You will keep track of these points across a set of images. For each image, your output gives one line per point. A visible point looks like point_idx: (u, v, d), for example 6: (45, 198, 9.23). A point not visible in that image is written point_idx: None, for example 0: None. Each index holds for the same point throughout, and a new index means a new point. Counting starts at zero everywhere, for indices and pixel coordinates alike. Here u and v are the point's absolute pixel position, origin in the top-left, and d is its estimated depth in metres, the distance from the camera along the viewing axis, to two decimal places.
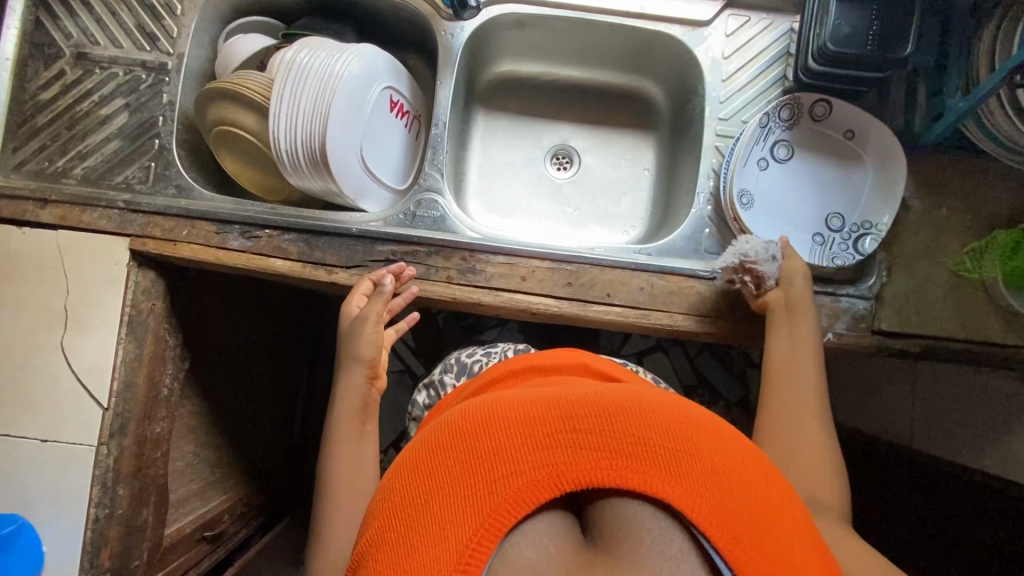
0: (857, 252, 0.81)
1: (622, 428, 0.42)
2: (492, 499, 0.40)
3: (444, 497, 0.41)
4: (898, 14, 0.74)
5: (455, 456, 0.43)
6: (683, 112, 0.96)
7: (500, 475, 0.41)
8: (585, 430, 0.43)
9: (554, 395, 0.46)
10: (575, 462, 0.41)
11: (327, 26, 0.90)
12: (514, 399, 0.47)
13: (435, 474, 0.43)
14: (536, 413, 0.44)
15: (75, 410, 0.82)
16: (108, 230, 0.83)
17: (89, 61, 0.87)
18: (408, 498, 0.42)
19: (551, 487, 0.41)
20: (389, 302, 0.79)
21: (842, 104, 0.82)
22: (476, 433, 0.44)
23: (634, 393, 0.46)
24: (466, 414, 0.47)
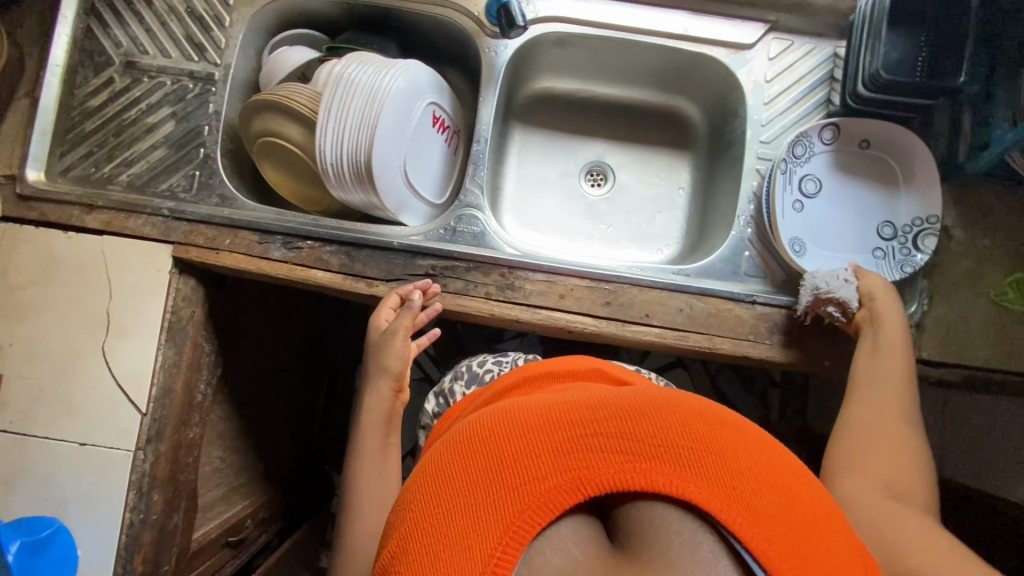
0: (922, 251, 0.79)
1: (644, 429, 0.41)
2: (515, 506, 0.39)
3: (465, 504, 0.41)
4: (947, 44, 0.73)
5: (476, 462, 0.43)
6: (721, 133, 0.96)
7: (521, 480, 0.40)
8: (606, 433, 0.42)
9: (572, 400, 0.46)
10: (596, 464, 0.41)
11: (371, 40, 0.91)
12: (532, 405, 0.46)
13: (456, 480, 0.42)
14: (555, 418, 0.43)
15: (114, 414, 0.82)
16: (152, 237, 0.84)
17: (137, 70, 0.88)
18: (428, 506, 0.42)
19: (572, 491, 0.40)
20: (418, 317, 0.79)
21: (900, 130, 0.81)
22: (497, 440, 0.43)
23: (653, 392, 0.45)
24: (485, 423, 0.46)
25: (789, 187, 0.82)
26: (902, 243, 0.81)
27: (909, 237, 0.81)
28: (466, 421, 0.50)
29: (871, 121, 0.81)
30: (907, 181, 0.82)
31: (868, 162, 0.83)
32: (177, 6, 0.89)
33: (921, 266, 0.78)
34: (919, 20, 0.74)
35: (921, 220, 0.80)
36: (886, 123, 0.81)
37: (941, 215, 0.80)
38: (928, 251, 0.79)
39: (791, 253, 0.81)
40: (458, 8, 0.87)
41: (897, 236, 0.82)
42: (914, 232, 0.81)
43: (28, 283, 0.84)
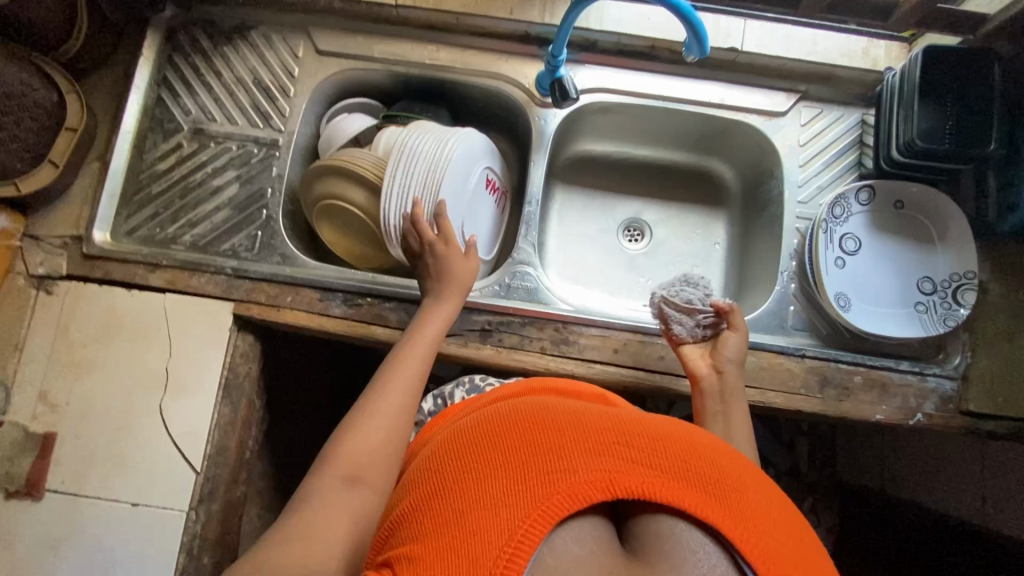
0: (964, 305, 0.83)
1: (674, 453, 0.44)
2: (545, 490, 0.40)
3: (498, 481, 0.42)
4: (976, 113, 0.78)
5: (512, 447, 0.44)
6: (756, 192, 1.00)
7: (554, 469, 0.42)
8: (639, 448, 0.44)
9: (610, 415, 0.48)
10: (626, 471, 0.42)
11: (424, 108, 0.96)
12: (571, 410, 0.48)
13: (491, 460, 0.44)
14: (593, 426, 0.45)
15: (169, 473, 0.82)
16: (214, 295, 0.86)
17: (205, 136, 0.93)
18: (460, 479, 0.44)
19: (600, 491, 0.41)
20: (476, 252, 0.79)
21: (931, 193, 0.86)
22: (537, 432, 0.45)
23: (682, 429, 0.48)
24: (523, 414, 0.48)
25: (831, 245, 0.86)
26: (943, 297, 0.84)
27: (949, 292, 0.84)
28: (499, 410, 0.51)
29: (912, 184, 0.86)
30: (942, 237, 0.86)
31: (902, 219, 0.88)
32: (244, 78, 0.94)
33: (964, 319, 0.82)
34: (949, 90, 0.79)
35: (959, 275, 0.84)
36: (920, 186, 0.86)
37: (979, 270, 0.83)
38: (968, 304, 0.83)
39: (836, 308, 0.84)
40: (509, 80, 0.93)
41: (937, 290, 0.85)
42: (953, 286, 0.84)
43: (88, 341, 0.85)
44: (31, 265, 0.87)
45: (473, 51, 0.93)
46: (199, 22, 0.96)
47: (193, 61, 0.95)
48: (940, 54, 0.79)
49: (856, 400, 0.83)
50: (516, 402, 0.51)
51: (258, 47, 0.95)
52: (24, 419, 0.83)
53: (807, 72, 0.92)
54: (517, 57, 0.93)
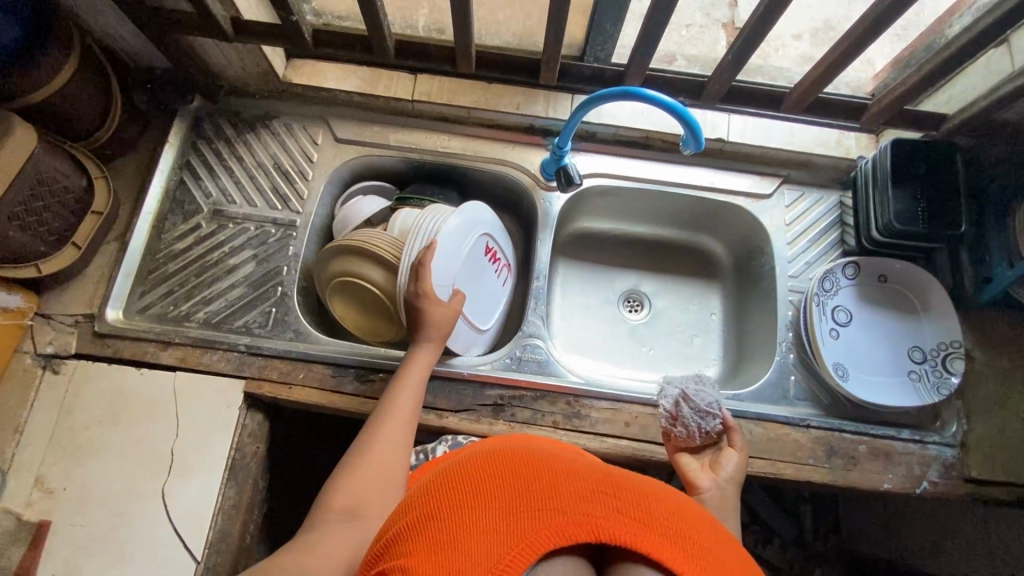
0: (954, 373, 0.87)
1: (664, 511, 0.42)
2: (532, 524, 0.39)
3: (488, 508, 0.41)
4: (945, 197, 0.86)
5: (508, 479, 0.44)
6: (748, 266, 1.06)
7: (546, 504, 0.41)
8: (631, 497, 0.42)
9: (605, 467, 0.47)
10: (614, 519, 0.40)
11: (436, 190, 1.01)
12: (567, 458, 0.48)
13: (485, 486, 0.43)
14: (588, 472, 0.45)
15: (166, 563, 0.78)
16: (226, 373, 0.86)
17: (224, 217, 0.96)
18: (450, 501, 0.43)
19: (587, 534, 0.39)
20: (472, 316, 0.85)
21: (913, 268, 0.92)
22: (532, 469, 0.44)
23: (674, 492, 0.47)
24: (521, 453, 0.47)
25: (824, 316, 0.91)
26: (934, 366, 0.88)
27: (939, 360, 0.89)
28: (498, 448, 0.51)
29: (891, 260, 0.92)
30: (926, 308, 0.92)
31: (887, 288, 0.93)
32: (265, 163, 0.99)
33: (956, 386, 0.86)
34: (920, 177, 0.87)
35: (946, 344, 0.89)
36: (898, 261, 0.93)
37: (962, 339, 0.89)
38: (957, 373, 0.87)
39: (835, 378, 0.88)
40: (516, 165, 1.00)
41: (927, 359, 0.90)
42: (942, 355, 0.89)
43: (92, 422, 0.83)
44: (39, 344, 0.86)
45: (482, 141, 1.01)
46: (223, 111, 1.01)
47: (216, 146, 1.00)
48: (906, 146, 0.88)
49: (863, 469, 0.85)
50: (515, 444, 0.51)
51: (279, 134, 1.00)
52: (16, 507, 0.79)
53: (788, 159, 1.00)
54: (522, 146, 1.00)
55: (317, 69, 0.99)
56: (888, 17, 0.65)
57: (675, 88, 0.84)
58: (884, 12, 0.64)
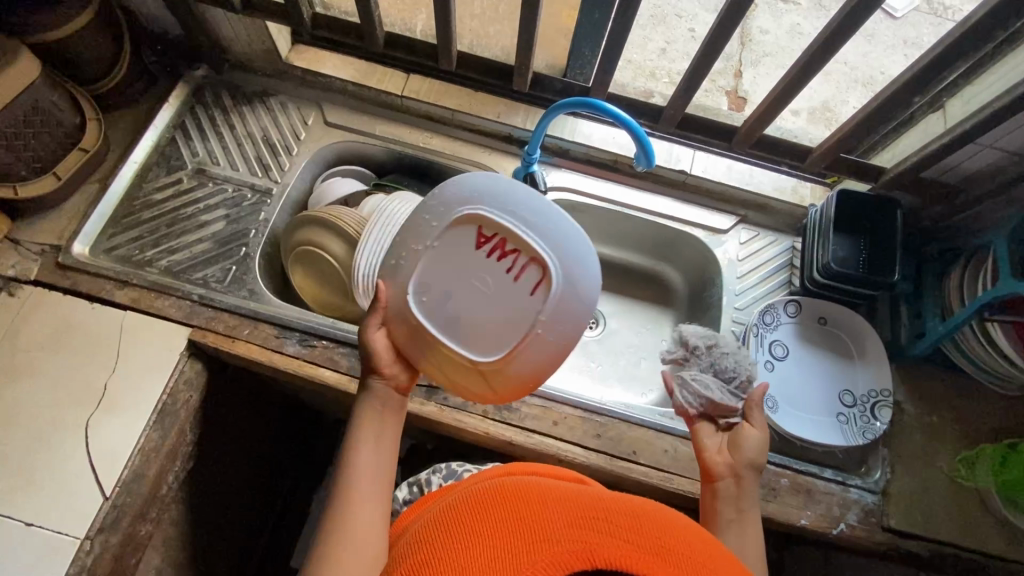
0: (880, 421, 0.89)
1: (647, 530, 0.47)
2: (531, 559, 0.44)
3: (488, 547, 0.46)
4: (883, 248, 0.91)
5: (501, 516, 0.48)
6: (701, 297, 1.09)
7: (539, 539, 0.45)
8: (616, 523, 0.47)
9: (589, 495, 0.52)
10: (603, 543, 0.45)
11: (412, 183, 1.06)
12: (551, 487, 0.52)
13: (481, 529, 0.48)
14: (573, 503, 0.49)
15: (75, 494, 0.78)
16: (174, 318, 0.88)
17: (205, 177, 1.01)
18: (454, 542, 0.48)
19: (581, 562, 0.44)
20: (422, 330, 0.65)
21: (850, 313, 0.95)
22: (522, 504, 0.49)
23: (660, 513, 0.51)
24: (510, 488, 0.52)
25: (761, 347, 0.93)
26: (862, 410, 0.90)
27: (867, 406, 0.91)
28: (491, 483, 0.55)
29: (830, 305, 0.96)
30: (861, 355, 0.94)
31: (825, 331, 0.96)
32: (254, 133, 1.05)
33: (880, 432, 0.88)
34: (861, 229, 0.92)
35: (876, 392, 0.91)
36: (838, 308, 0.96)
37: (892, 389, 0.91)
38: (883, 421, 0.89)
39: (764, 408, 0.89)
40: (489, 168, 1.05)
41: (856, 404, 0.92)
42: (871, 403, 0.91)
43: (35, 346, 0.85)
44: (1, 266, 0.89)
45: (462, 142, 1.06)
46: (225, 83, 1.08)
47: (212, 112, 1.06)
48: (852, 196, 0.92)
49: (782, 502, 0.85)
50: (504, 478, 0.55)
51: (273, 110, 1.06)
52: None
53: (746, 199, 1.05)
54: (498, 152, 1.06)
55: (319, 56, 1.07)
56: (822, 59, 0.71)
57: (640, 111, 0.90)
58: (817, 55, 0.71)
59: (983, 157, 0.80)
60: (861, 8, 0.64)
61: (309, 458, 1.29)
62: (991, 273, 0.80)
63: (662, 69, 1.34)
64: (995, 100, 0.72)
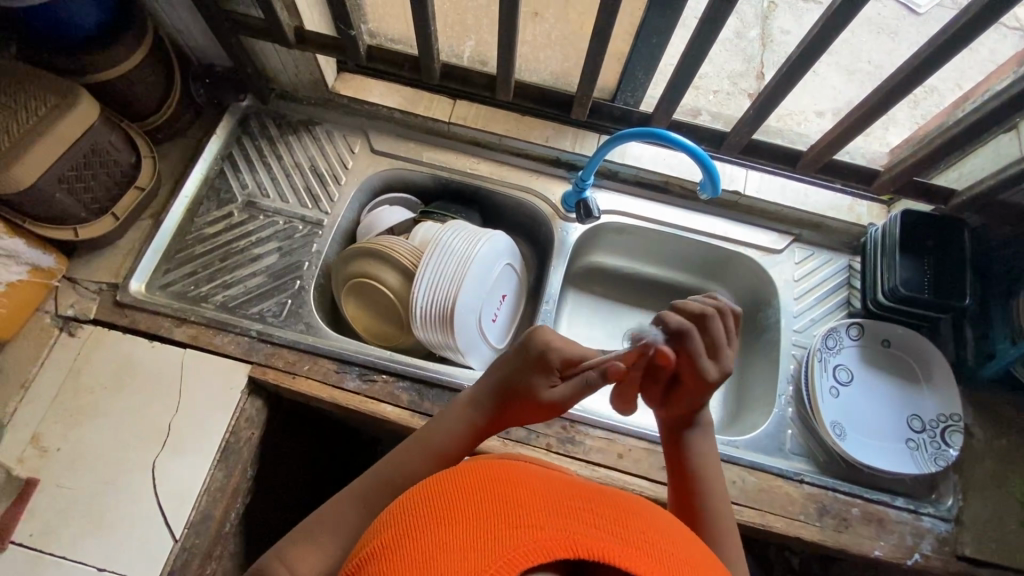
0: (951, 445, 0.87)
1: (638, 524, 0.39)
2: (509, 540, 0.35)
3: (464, 529, 0.37)
4: (950, 270, 0.89)
5: (480, 498, 0.39)
6: (754, 318, 1.07)
7: (522, 521, 0.37)
8: (604, 514, 0.39)
9: (575, 485, 0.44)
10: (593, 535, 0.37)
11: (460, 209, 1.05)
12: (536, 474, 0.44)
13: (454, 510, 0.39)
14: (561, 490, 0.41)
15: (144, 537, 0.78)
16: (233, 355, 0.88)
17: (256, 209, 1.00)
18: (425, 519, 0.39)
19: (564, 551, 0.35)
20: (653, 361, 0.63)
21: (914, 335, 0.93)
22: (506, 484, 0.41)
23: (648, 510, 0.43)
24: (492, 468, 0.44)
25: (825, 372, 0.92)
26: (931, 436, 0.88)
27: (937, 432, 0.89)
28: (465, 461, 0.47)
29: (895, 327, 0.94)
30: (927, 379, 0.92)
31: (889, 351, 0.94)
32: (302, 163, 1.04)
33: (952, 458, 0.86)
34: (926, 249, 0.90)
35: (945, 417, 0.89)
36: (902, 331, 0.94)
37: (962, 413, 0.89)
38: (954, 446, 0.87)
39: (832, 435, 0.88)
40: (539, 193, 1.04)
41: (925, 430, 0.90)
42: (941, 427, 0.89)
43: (96, 387, 0.85)
44: (60, 306, 0.89)
45: (510, 167, 1.05)
46: (271, 113, 1.07)
47: (259, 143, 1.05)
48: (915, 217, 0.90)
49: (854, 532, 0.84)
50: (477, 459, 0.47)
51: (320, 139, 1.06)
52: (9, 462, 0.80)
53: (800, 219, 1.04)
54: (547, 176, 1.05)
55: (365, 83, 1.06)
56: (902, 88, 0.70)
57: (699, 135, 0.89)
58: (896, 85, 0.69)
59: None
60: (952, 40, 0.62)
61: None
62: None
63: None
64: None
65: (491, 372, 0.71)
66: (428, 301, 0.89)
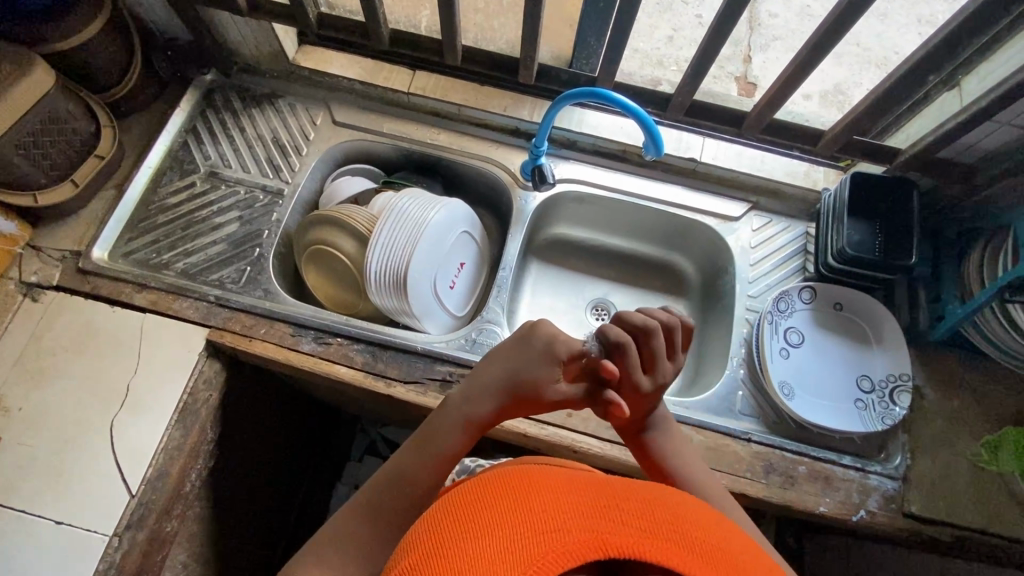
0: (899, 404, 0.88)
1: (664, 515, 0.38)
2: (537, 549, 0.35)
3: (494, 539, 0.36)
4: (900, 230, 0.89)
5: (505, 505, 0.39)
6: (714, 285, 1.08)
7: (546, 527, 0.36)
8: (629, 508, 0.38)
9: (594, 479, 0.43)
10: (618, 530, 0.36)
11: (420, 180, 1.06)
12: (552, 471, 0.43)
13: (482, 522, 0.38)
14: (579, 485, 0.40)
15: (102, 492, 0.80)
16: (192, 319, 0.90)
17: (219, 179, 1.02)
18: (450, 538, 0.38)
19: (593, 551, 0.35)
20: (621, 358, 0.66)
21: (866, 298, 0.94)
22: (524, 488, 0.40)
23: (672, 493, 0.43)
24: (508, 474, 0.43)
25: (776, 334, 0.93)
26: (880, 396, 0.89)
27: (886, 392, 0.89)
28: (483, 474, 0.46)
29: (847, 290, 0.95)
30: (879, 342, 0.93)
31: (841, 315, 0.95)
32: (264, 135, 1.06)
33: (899, 416, 0.86)
34: (875, 212, 0.90)
35: (896, 377, 0.90)
36: (857, 294, 0.94)
37: (911, 373, 0.90)
38: (903, 406, 0.88)
39: (781, 396, 0.89)
40: (497, 162, 1.05)
41: (875, 390, 0.90)
42: (891, 387, 0.90)
43: (58, 350, 0.87)
44: (24, 273, 0.91)
45: (470, 137, 1.06)
46: (235, 87, 1.09)
47: (222, 115, 1.07)
48: (865, 180, 0.91)
49: (800, 489, 0.84)
50: (495, 468, 0.46)
51: (283, 111, 1.07)
52: None
53: (757, 186, 1.04)
54: (506, 146, 1.06)
55: (327, 56, 1.08)
56: (832, 40, 0.71)
57: (647, 99, 0.90)
58: (825, 37, 0.70)
59: (1001, 135, 0.77)
60: None
61: (326, 455, 1.32)
62: (1012, 252, 0.78)
63: (670, 58, 1.33)
64: (1013, 72, 0.70)
65: (491, 366, 0.69)
66: (381, 266, 0.91)
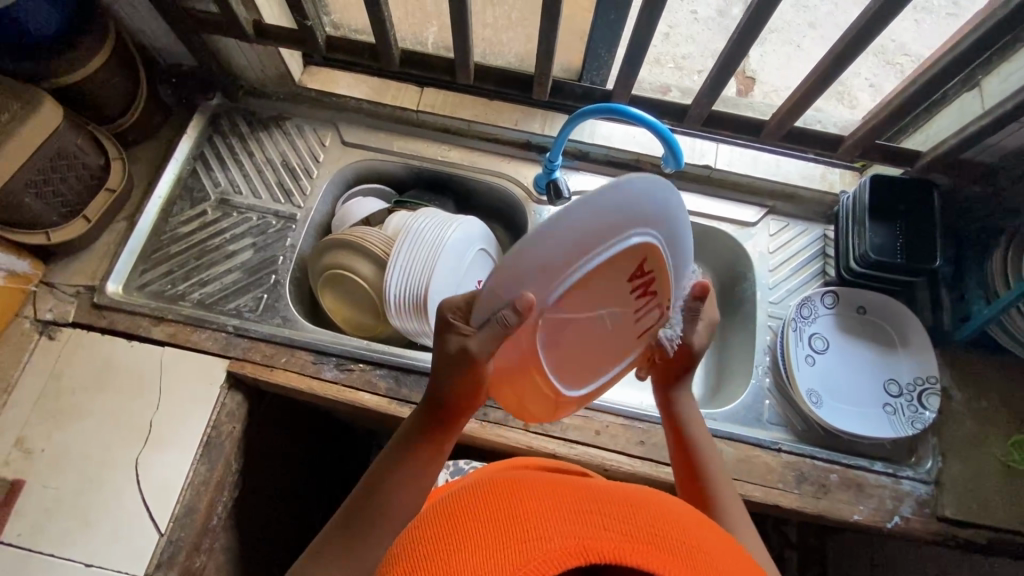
0: (928, 407, 0.87)
1: (643, 517, 0.38)
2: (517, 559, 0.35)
3: (474, 553, 0.36)
4: (923, 232, 0.88)
5: (487, 515, 0.39)
6: (733, 292, 1.07)
7: (528, 536, 0.36)
8: (608, 511, 0.38)
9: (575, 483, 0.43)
10: (598, 534, 0.36)
11: (433, 198, 1.05)
12: (532, 477, 0.43)
13: (464, 535, 0.38)
14: (558, 489, 0.40)
15: (131, 531, 0.80)
16: (211, 351, 0.89)
17: (230, 207, 1.01)
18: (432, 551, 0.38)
19: (573, 557, 0.35)
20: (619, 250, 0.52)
21: (889, 301, 0.94)
22: (503, 495, 0.40)
23: (652, 496, 0.43)
24: (489, 484, 0.43)
25: (800, 341, 0.92)
26: (908, 400, 0.89)
27: (914, 396, 0.89)
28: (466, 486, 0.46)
29: (870, 293, 0.94)
30: (902, 345, 0.93)
31: (865, 319, 0.95)
32: (274, 159, 1.05)
33: (929, 419, 0.86)
34: (896, 214, 0.90)
35: (923, 380, 0.90)
36: (882, 297, 0.94)
37: (938, 375, 0.89)
38: (931, 408, 0.87)
39: (809, 404, 0.88)
40: (510, 177, 1.04)
41: (902, 394, 0.90)
42: (918, 390, 0.89)
43: (78, 389, 0.86)
44: (39, 310, 0.90)
45: (481, 152, 1.05)
46: (241, 110, 1.08)
47: (230, 140, 1.06)
48: (885, 183, 0.90)
49: (833, 498, 0.84)
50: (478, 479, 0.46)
51: (290, 134, 1.06)
52: None
53: (773, 190, 1.03)
54: (518, 160, 1.05)
55: (332, 76, 1.07)
56: (855, 49, 0.70)
57: (663, 110, 0.89)
58: (848, 46, 0.69)
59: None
60: None
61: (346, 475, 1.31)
62: None
63: (666, 56, 1.31)
64: None
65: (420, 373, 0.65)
66: (400, 289, 0.90)
